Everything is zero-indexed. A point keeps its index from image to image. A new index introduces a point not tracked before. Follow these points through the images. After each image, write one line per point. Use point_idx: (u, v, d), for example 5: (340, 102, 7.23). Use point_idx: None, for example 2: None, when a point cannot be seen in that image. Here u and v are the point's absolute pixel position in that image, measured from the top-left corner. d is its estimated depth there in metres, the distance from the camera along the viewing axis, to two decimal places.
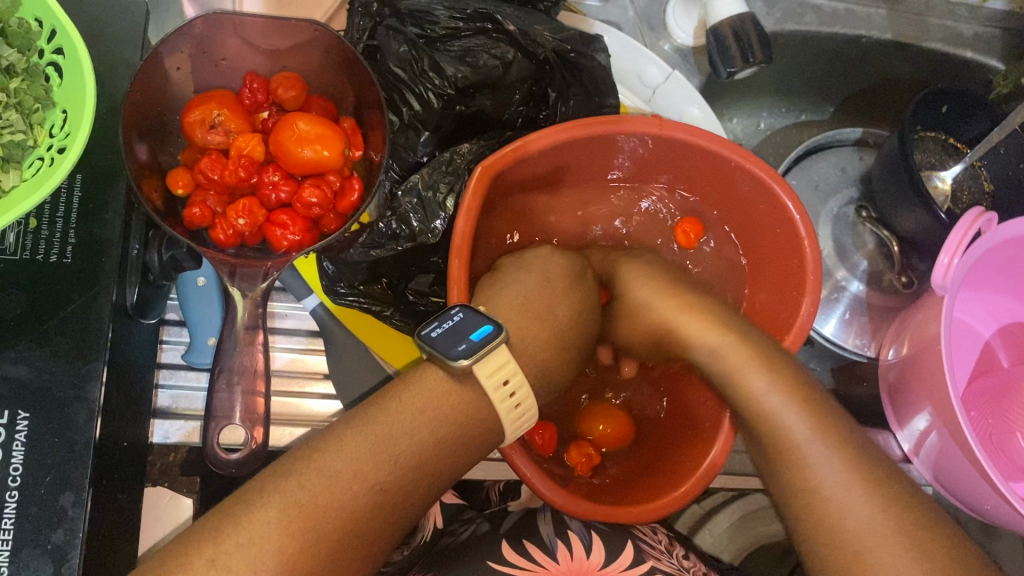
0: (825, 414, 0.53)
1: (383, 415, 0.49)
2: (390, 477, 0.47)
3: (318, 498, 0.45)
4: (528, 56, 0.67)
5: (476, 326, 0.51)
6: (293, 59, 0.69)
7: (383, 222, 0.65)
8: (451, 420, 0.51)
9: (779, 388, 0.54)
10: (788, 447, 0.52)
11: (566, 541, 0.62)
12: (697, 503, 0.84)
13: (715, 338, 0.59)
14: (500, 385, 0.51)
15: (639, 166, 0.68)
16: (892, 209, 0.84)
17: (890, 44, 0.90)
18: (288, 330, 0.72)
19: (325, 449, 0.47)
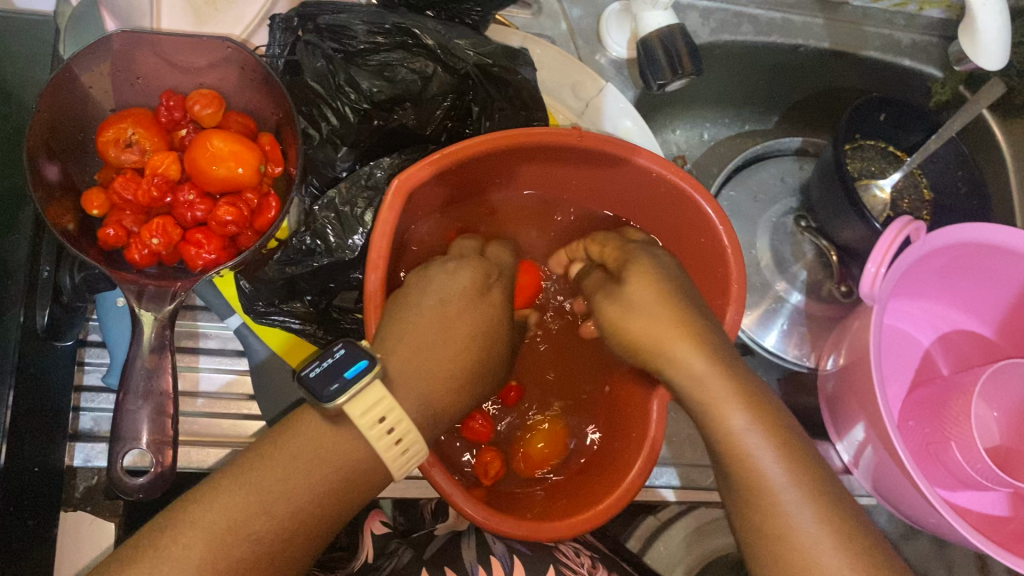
0: (795, 445, 0.51)
1: (257, 470, 0.48)
2: (264, 532, 0.46)
3: (192, 555, 0.44)
4: (449, 70, 0.66)
5: (351, 363, 0.49)
6: (212, 76, 0.68)
7: (297, 237, 0.63)
8: (332, 464, 0.49)
9: (760, 428, 0.51)
10: (769, 494, 0.49)
11: (488, 568, 0.61)
12: (653, 515, 0.83)
13: (693, 359, 0.55)
14: (377, 424, 0.48)
15: (573, 182, 0.68)
16: (832, 220, 0.83)
17: (828, 53, 0.90)
18: (211, 350, 0.70)
19: (195, 512, 0.46)
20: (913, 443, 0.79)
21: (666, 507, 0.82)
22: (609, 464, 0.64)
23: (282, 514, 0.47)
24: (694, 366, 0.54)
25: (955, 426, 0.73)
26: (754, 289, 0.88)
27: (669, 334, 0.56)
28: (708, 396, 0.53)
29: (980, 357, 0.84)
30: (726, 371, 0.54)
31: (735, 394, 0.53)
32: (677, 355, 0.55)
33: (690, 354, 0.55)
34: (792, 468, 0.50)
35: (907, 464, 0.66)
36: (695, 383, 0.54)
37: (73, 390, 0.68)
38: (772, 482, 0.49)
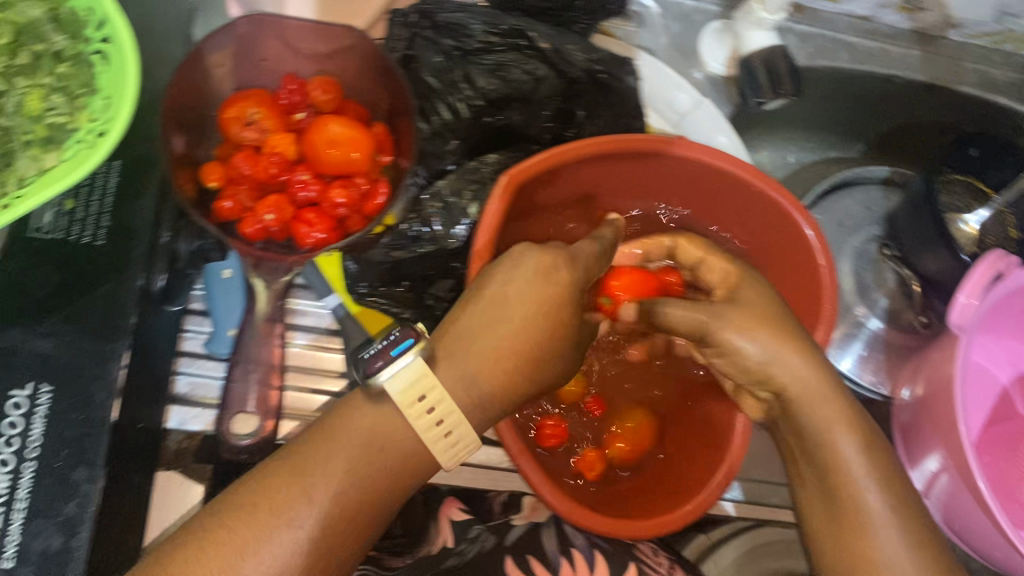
0: (895, 477, 0.53)
1: (281, 484, 0.49)
2: (304, 513, 0.48)
3: (234, 538, 0.47)
4: (558, 73, 0.68)
5: (399, 341, 0.50)
6: (332, 63, 0.71)
7: (406, 224, 0.67)
8: (377, 448, 0.51)
9: (850, 430, 0.54)
10: (851, 490, 0.53)
11: (570, 560, 0.65)
12: (704, 533, 0.81)
13: (795, 367, 0.55)
14: (417, 401, 0.50)
15: (667, 189, 0.69)
16: (917, 250, 0.83)
17: (922, 86, 0.90)
18: (307, 327, 0.73)
19: (216, 530, 0.47)
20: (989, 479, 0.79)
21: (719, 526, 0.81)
22: (685, 480, 0.64)
23: (313, 534, 0.48)
24: (795, 372, 0.55)
25: None
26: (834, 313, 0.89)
27: (779, 343, 0.55)
28: (806, 397, 0.55)
29: None
30: (826, 394, 0.55)
31: (845, 421, 0.54)
32: (783, 372, 0.55)
33: (796, 368, 0.55)
34: (890, 499, 0.52)
35: (988, 498, 0.66)
36: (793, 397, 0.55)
37: (174, 353, 0.71)
38: (867, 510, 0.52)
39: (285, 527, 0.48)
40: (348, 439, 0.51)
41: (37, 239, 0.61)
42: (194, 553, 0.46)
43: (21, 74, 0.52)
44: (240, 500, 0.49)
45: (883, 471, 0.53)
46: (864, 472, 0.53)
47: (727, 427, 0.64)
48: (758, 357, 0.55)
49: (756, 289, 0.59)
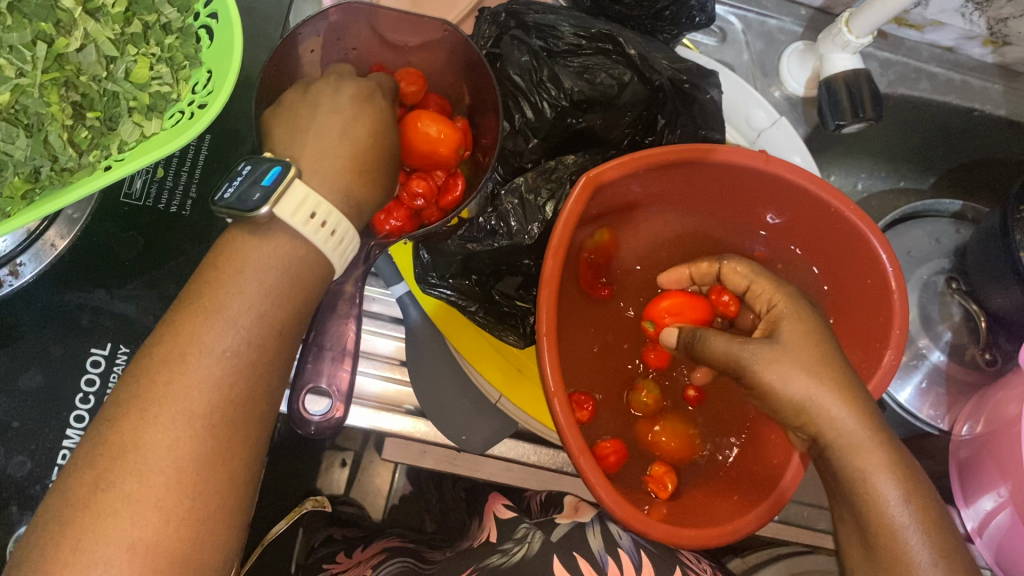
0: (940, 526, 0.52)
1: (210, 316, 0.49)
2: (227, 343, 0.49)
3: (154, 382, 0.47)
4: (644, 80, 0.68)
5: (267, 171, 0.50)
6: (420, 57, 0.72)
7: (483, 217, 0.67)
8: (240, 268, 0.51)
9: (894, 476, 0.53)
10: (894, 539, 0.52)
11: (616, 560, 0.65)
12: (740, 557, 0.85)
13: (838, 412, 0.54)
14: (309, 218, 0.50)
15: (728, 204, 0.70)
16: (987, 286, 0.83)
17: (1003, 121, 0.90)
18: (373, 313, 0.74)
19: (151, 381, 0.47)
20: None
21: (755, 552, 0.85)
22: (748, 483, 0.65)
23: (243, 354, 0.49)
24: (839, 416, 0.54)
25: None
26: None
27: (825, 384, 0.55)
28: (850, 445, 0.54)
29: None
30: (871, 426, 0.54)
31: (886, 464, 0.53)
32: (830, 415, 0.55)
33: (846, 407, 0.54)
34: (936, 547, 0.51)
35: None
36: (837, 428, 0.54)
37: None
38: (914, 562, 0.51)
39: (221, 358, 0.48)
40: (231, 275, 0.51)
41: (127, 205, 0.63)
42: (141, 416, 0.46)
43: (131, 43, 0.54)
44: (168, 350, 0.48)
45: (926, 517, 0.52)
46: (910, 523, 0.52)
47: (782, 435, 0.64)
48: (805, 397, 0.55)
49: (802, 323, 0.58)
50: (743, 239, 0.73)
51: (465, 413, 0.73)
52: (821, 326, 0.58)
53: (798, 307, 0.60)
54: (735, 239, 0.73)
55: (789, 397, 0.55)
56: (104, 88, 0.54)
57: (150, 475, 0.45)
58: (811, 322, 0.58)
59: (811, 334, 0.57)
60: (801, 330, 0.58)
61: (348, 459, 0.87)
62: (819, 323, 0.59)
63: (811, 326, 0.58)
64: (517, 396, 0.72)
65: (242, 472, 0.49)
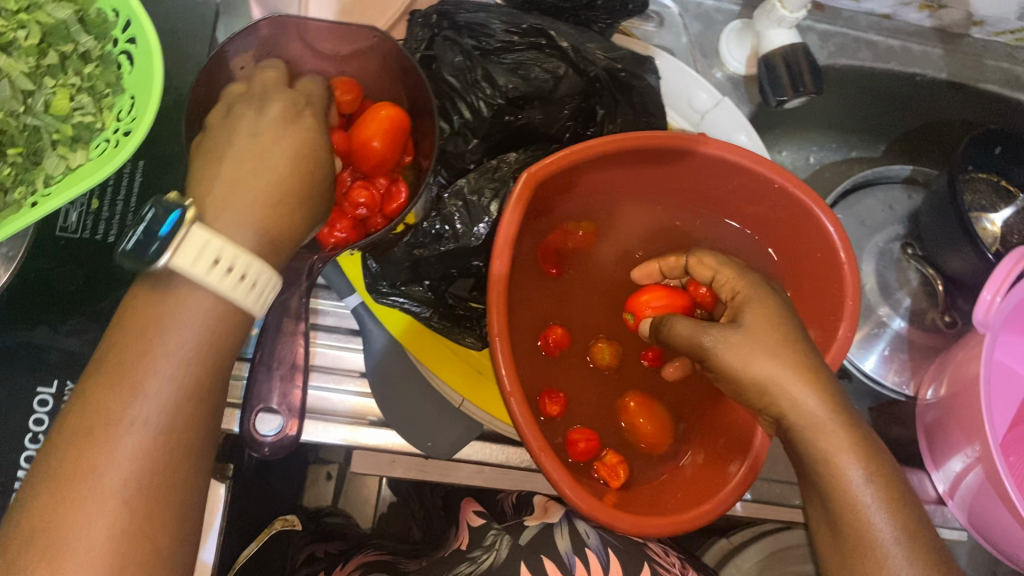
0: (906, 504, 0.52)
1: (136, 371, 0.47)
2: (141, 414, 0.46)
3: (69, 462, 0.45)
4: (579, 72, 0.68)
5: (164, 218, 0.47)
6: (353, 64, 0.71)
7: (428, 222, 0.67)
8: (152, 329, 0.48)
9: (858, 458, 0.53)
10: (859, 520, 0.52)
11: (584, 561, 0.68)
12: (728, 538, 0.90)
13: (802, 393, 0.54)
14: (212, 265, 0.47)
15: (685, 188, 0.70)
16: (942, 251, 0.83)
17: (944, 84, 0.89)
18: (329, 327, 0.74)
19: (76, 440, 0.45)
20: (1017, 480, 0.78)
21: (740, 532, 0.89)
22: (717, 460, 0.65)
23: (161, 423, 0.47)
24: (804, 398, 0.54)
25: None
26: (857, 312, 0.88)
27: (785, 368, 0.54)
28: (811, 428, 0.54)
29: None
30: (836, 407, 0.54)
31: (849, 444, 0.53)
32: (792, 396, 0.54)
33: (804, 390, 0.54)
34: (903, 525, 0.51)
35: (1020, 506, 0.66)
36: (804, 413, 0.54)
37: None
38: (881, 541, 0.51)
39: (136, 433, 0.46)
40: (144, 336, 0.48)
41: (64, 238, 0.62)
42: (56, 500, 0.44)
43: (47, 74, 0.54)
44: (92, 408, 0.46)
45: (893, 496, 0.52)
46: (875, 505, 0.52)
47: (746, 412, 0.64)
48: (769, 378, 0.55)
49: (762, 308, 0.58)
50: (710, 226, 0.72)
51: (430, 418, 0.73)
52: (782, 310, 0.58)
53: (762, 295, 0.59)
54: (704, 225, 0.72)
55: (752, 379, 0.55)
56: (23, 123, 0.53)
57: (83, 537, 0.44)
58: (774, 307, 0.58)
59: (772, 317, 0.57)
60: (770, 318, 0.57)
61: (333, 471, 0.94)
62: (782, 307, 0.58)
63: (774, 313, 0.58)
64: (480, 397, 0.72)
65: (174, 540, 0.47)
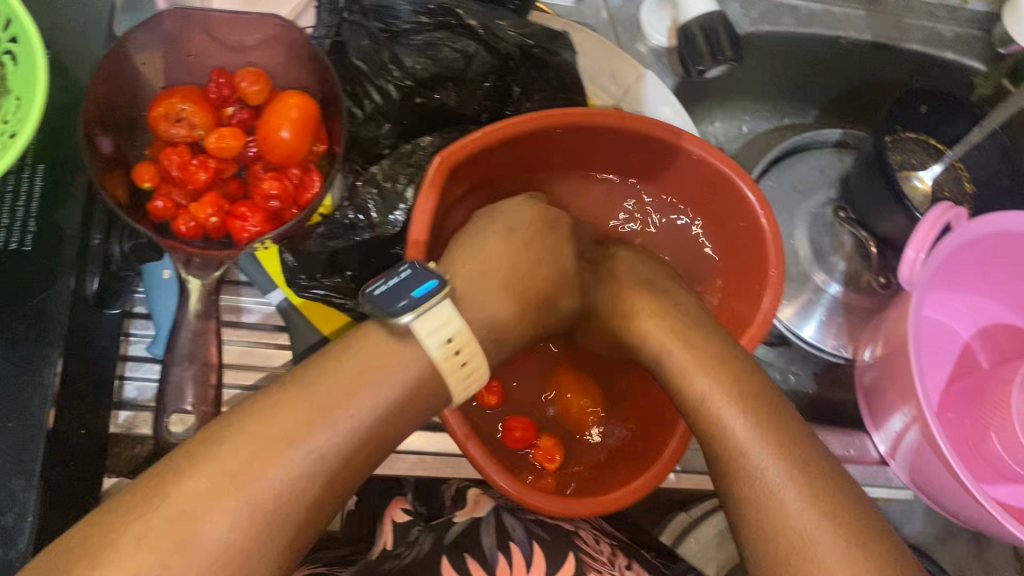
0: (771, 413, 0.50)
1: (265, 413, 0.43)
2: (254, 507, 0.41)
3: (156, 550, 0.38)
4: (490, 50, 0.67)
5: (420, 283, 0.48)
6: (260, 55, 0.69)
7: (341, 212, 0.67)
8: (333, 409, 0.45)
9: (763, 440, 0.49)
10: (730, 444, 0.49)
11: (507, 555, 0.65)
12: (685, 512, 0.89)
13: (701, 384, 0.52)
14: (451, 352, 0.48)
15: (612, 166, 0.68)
16: (872, 212, 0.82)
17: (868, 46, 0.89)
18: (250, 325, 0.72)
19: (220, 475, 0.41)
20: (954, 436, 0.78)
21: (698, 505, 0.89)
22: (648, 440, 0.64)
23: (262, 512, 0.41)
24: (704, 390, 0.52)
25: (995, 416, 0.73)
26: (792, 280, 0.88)
27: (657, 333, 0.57)
28: (710, 418, 0.51)
29: (1019, 351, 0.83)
30: (697, 347, 0.55)
31: (700, 364, 0.53)
32: (660, 353, 0.56)
33: (682, 345, 0.55)
34: (766, 430, 0.49)
35: (952, 460, 0.66)
36: (670, 366, 0.55)
37: (119, 359, 0.71)
38: (742, 445, 0.49)
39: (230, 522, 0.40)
40: (325, 410, 0.45)
41: None
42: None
43: None
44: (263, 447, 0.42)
45: (755, 407, 0.50)
46: (783, 488, 0.47)
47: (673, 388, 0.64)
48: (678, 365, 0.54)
49: (646, 292, 0.60)
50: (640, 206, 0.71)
51: None
52: (648, 275, 0.63)
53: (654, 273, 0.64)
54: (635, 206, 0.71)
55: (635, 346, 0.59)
56: None
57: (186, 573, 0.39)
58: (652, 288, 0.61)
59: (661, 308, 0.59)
60: (643, 294, 0.60)
61: None
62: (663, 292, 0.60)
63: (652, 291, 0.61)
64: None
65: None
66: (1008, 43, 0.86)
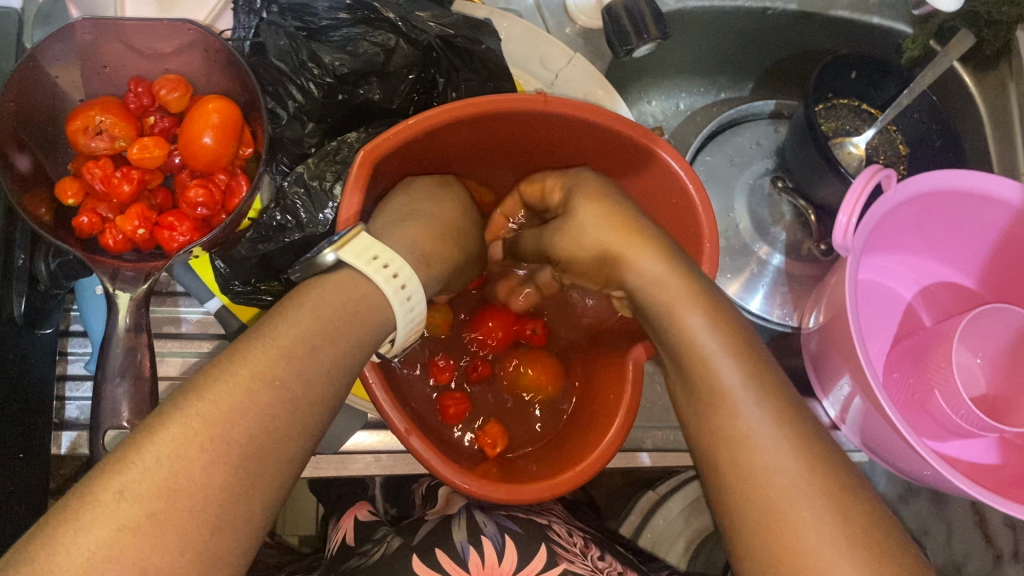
0: (744, 340, 0.49)
1: (241, 361, 0.41)
2: (232, 454, 0.38)
3: (140, 515, 0.35)
4: (411, 42, 0.66)
5: (335, 233, 0.52)
6: (178, 61, 0.68)
7: (268, 215, 0.66)
8: (295, 354, 0.42)
9: (753, 393, 0.46)
10: (700, 364, 0.48)
11: (480, 549, 0.65)
12: (653, 489, 0.89)
13: (687, 312, 0.50)
14: (373, 260, 0.49)
15: (549, 156, 0.69)
16: (809, 180, 0.82)
17: (796, 15, 0.89)
18: (190, 335, 0.73)
19: (202, 425, 0.38)
20: (903, 396, 0.79)
21: (665, 481, 0.89)
22: (598, 411, 0.64)
23: (244, 463, 0.39)
24: (698, 330, 0.49)
25: (937, 374, 0.73)
26: (737, 253, 0.89)
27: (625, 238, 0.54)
28: (689, 349, 0.49)
29: (963, 308, 0.84)
30: (674, 260, 0.53)
31: (686, 288, 0.51)
32: (638, 263, 0.53)
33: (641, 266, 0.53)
34: (738, 355, 0.48)
35: (895, 418, 0.66)
36: (647, 278, 0.52)
37: (57, 380, 0.71)
38: (712, 366, 0.48)
39: (214, 477, 0.37)
40: (288, 357, 0.42)
41: None
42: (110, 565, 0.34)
43: None
44: (239, 398, 0.40)
45: (730, 334, 0.49)
46: (769, 445, 0.44)
47: (618, 367, 0.64)
48: (658, 278, 0.52)
49: (598, 203, 0.57)
50: None
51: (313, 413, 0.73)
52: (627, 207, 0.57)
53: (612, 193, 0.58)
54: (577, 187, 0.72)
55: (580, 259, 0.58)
56: None
57: (186, 525, 0.36)
58: (607, 198, 0.57)
59: (611, 218, 0.56)
60: (602, 208, 0.56)
61: None
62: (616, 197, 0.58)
63: (609, 202, 0.57)
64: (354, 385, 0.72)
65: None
66: (923, 4, 0.86)
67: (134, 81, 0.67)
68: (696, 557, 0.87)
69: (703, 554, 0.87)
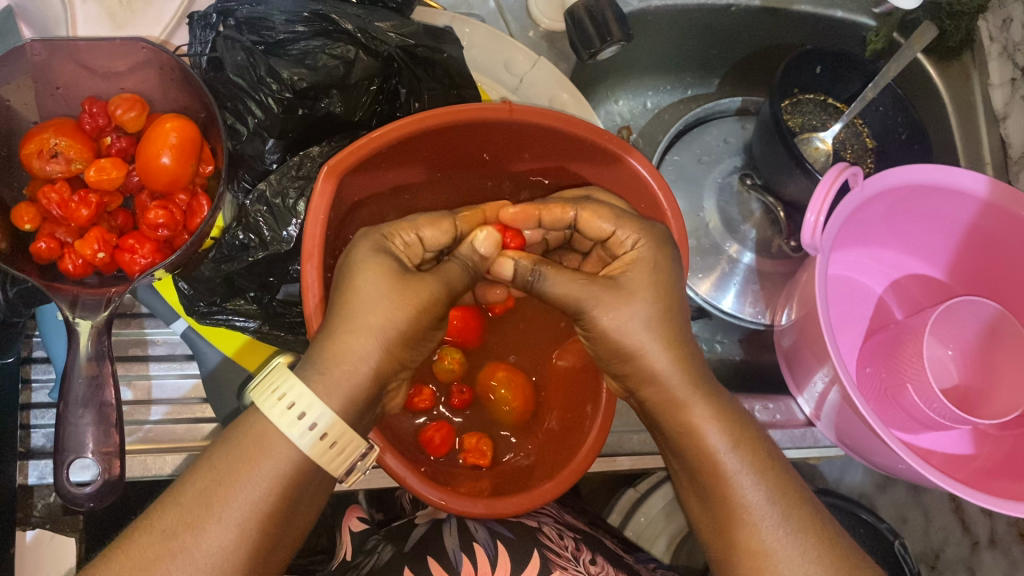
0: (752, 440, 0.55)
1: (158, 520, 0.46)
2: None
3: None
4: (371, 53, 0.66)
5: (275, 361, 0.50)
6: (133, 80, 0.67)
7: (231, 234, 0.66)
8: (201, 512, 0.46)
9: (772, 511, 0.53)
10: (715, 471, 0.54)
11: (471, 556, 0.64)
12: (633, 488, 0.89)
13: (700, 421, 0.54)
14: (284, 408, 0.47)
15: (513, 161, 0.67)
16: (777, 176, 0.82)
17: (759, 10, 0.88)
18: (160, 356, 0.72)
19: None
20: (876, 388, 0.79)
21: (645, 479, 0.89)
22: (575, 423, 0.64)
23: None
24: (720, 450, 0.54)
25: (910, 367, 0.73)
26: (707, 252, 0.89)
27: (650, 336, 0.55)
28: (704, 455, 0.54)
29: (934, 299, 0.84)
30: (689, 367, 0.55)
31: (697, 397, 0.55)
32: (650, 365, 0.55)
33: (668, 359, 0.55)
34: (749, 458, 0.54)
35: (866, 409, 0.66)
36: (664, 384, 0.55)
37: (21, 408, 0.70)
38: (727, 472, 0.53)
39: None
40: (198, 516, 0.46)
41: None
42: None
43: None
44: (144, 558, 0.45)
45: (741, 435, 0.55)
46: (793, 563, 0.51)
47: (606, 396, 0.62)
48: (671, 387, 0.55)
49: (652, 274, 0.55)
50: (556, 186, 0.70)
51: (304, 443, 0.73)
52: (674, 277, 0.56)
53: (656, 265, 0.56)
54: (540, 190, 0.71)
55: (622, 345, 0.55)
56: None
57: None
58: (646, 278, 0.55)
59: (656, 297, 0.55)
60: (641, 287, 0.55)
61: None
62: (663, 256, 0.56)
63: (656, 274, 0.55)
64: None
65: None
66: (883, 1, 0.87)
67: (87, 101, 0.65)
68: (679, 553, 0.88)
69: (685, 550, 0.87)
